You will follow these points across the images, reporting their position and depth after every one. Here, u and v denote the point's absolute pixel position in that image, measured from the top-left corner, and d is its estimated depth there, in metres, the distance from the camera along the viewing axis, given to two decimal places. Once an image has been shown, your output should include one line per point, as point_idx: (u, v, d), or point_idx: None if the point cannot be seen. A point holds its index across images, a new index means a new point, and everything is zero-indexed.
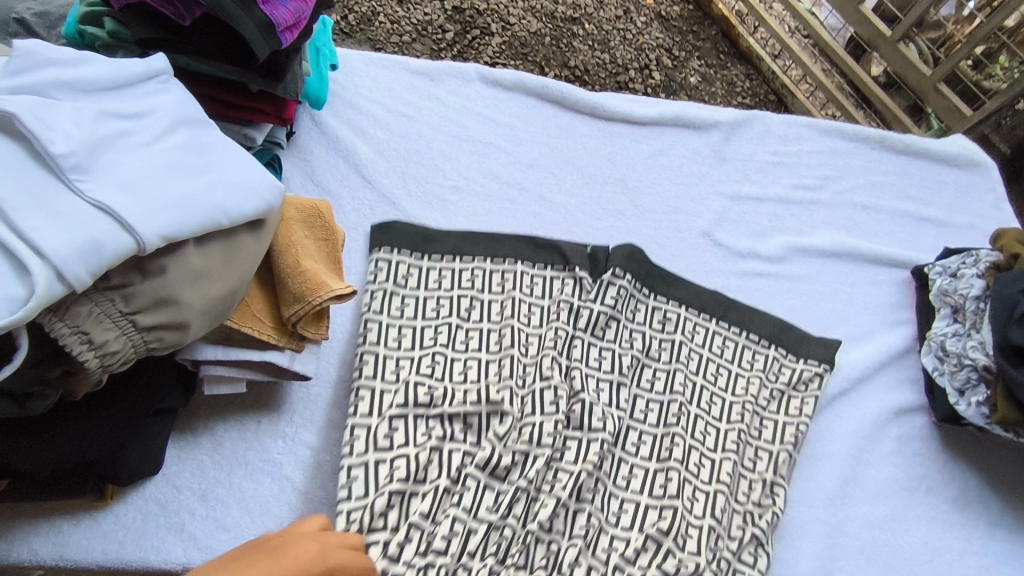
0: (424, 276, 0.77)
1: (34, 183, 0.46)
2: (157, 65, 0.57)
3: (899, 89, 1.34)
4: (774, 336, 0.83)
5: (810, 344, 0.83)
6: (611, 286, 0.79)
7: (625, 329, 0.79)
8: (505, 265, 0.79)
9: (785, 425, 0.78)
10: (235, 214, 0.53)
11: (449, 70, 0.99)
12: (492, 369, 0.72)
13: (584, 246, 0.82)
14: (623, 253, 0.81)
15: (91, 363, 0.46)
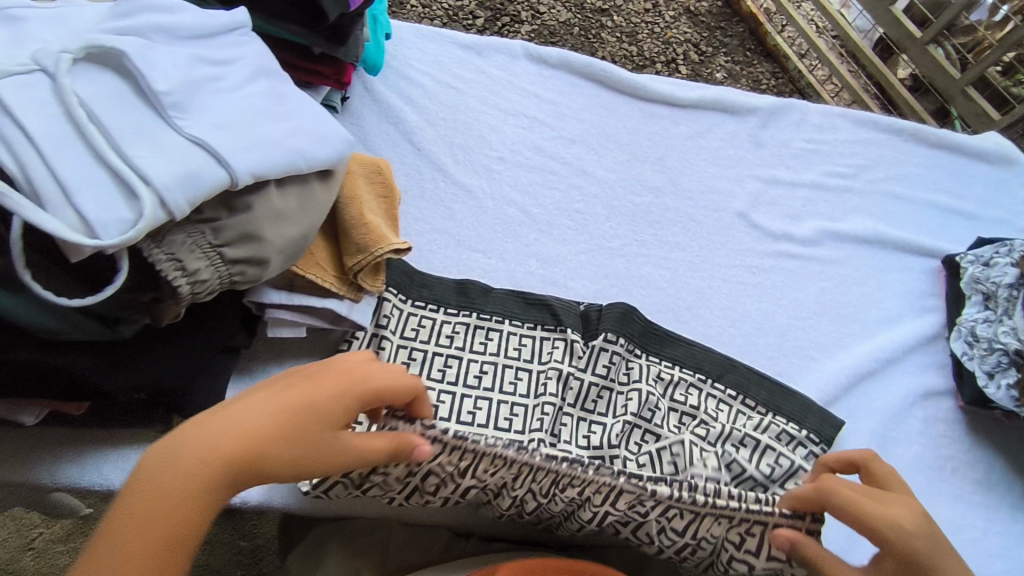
0: (403, 320, 0.74)
1: (139, 117, 0.49)
2: (241, 19, 0.59)
3: (925, 93, 1.35)
4: (772, 402, 0.77)
5: (811, 416, 0.77)
6: (602, 353, 0.75)
7: (619, 398, 0.74)
8: (492, 322, 0.76)
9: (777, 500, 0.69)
10: (312, 159, 0.55)
11: (496, 45, 1.01)
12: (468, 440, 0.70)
13: (577, 303, 0.79)
14: (615, 313, 0.77)
15: (183, 289, 0.49)
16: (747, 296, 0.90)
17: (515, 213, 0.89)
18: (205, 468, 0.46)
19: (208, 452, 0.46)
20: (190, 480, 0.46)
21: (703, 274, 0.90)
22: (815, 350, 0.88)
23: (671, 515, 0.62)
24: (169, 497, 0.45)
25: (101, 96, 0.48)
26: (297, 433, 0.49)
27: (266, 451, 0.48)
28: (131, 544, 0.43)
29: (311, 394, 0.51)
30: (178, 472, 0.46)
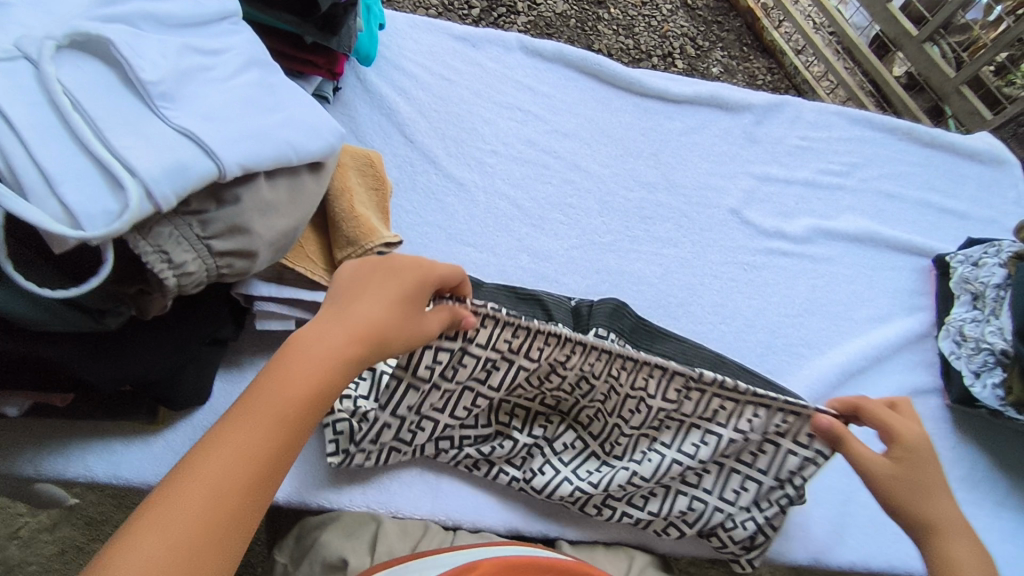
0: None
1: (126, 107, 0.48)
2: (230, 7, 0.59)
3: (920, 91, 1.34)
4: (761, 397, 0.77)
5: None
6: None
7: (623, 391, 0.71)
8: None
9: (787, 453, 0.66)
10: (302, 152, 0.56)
11: (491, 37, 1.01)
12: (504, 412, 0.72)
13: (567, 300, 0.79)
14: (606, 309, 0.78)
15: (170, 282, 0.49)
16: (738, 293, 0.90)
17: (507, 207, 0.89)
18: (329, 345, 0.48)
19: (334, 336, 0.49)
20: (318, 357, 0.47)
21: (695, 271, 0.90)
22: (805, 348, 0.88)
23: (719, 412, 0.66)
24: (303, 372, 0.46)
25: (85, 85, 0.47)
26: (392, 314, 0.52)
27: (374, 331, 0.51)
28: (270, 413, 0.44)
29: (392, 283, 0.53)
30: (308, 354, 0.47)
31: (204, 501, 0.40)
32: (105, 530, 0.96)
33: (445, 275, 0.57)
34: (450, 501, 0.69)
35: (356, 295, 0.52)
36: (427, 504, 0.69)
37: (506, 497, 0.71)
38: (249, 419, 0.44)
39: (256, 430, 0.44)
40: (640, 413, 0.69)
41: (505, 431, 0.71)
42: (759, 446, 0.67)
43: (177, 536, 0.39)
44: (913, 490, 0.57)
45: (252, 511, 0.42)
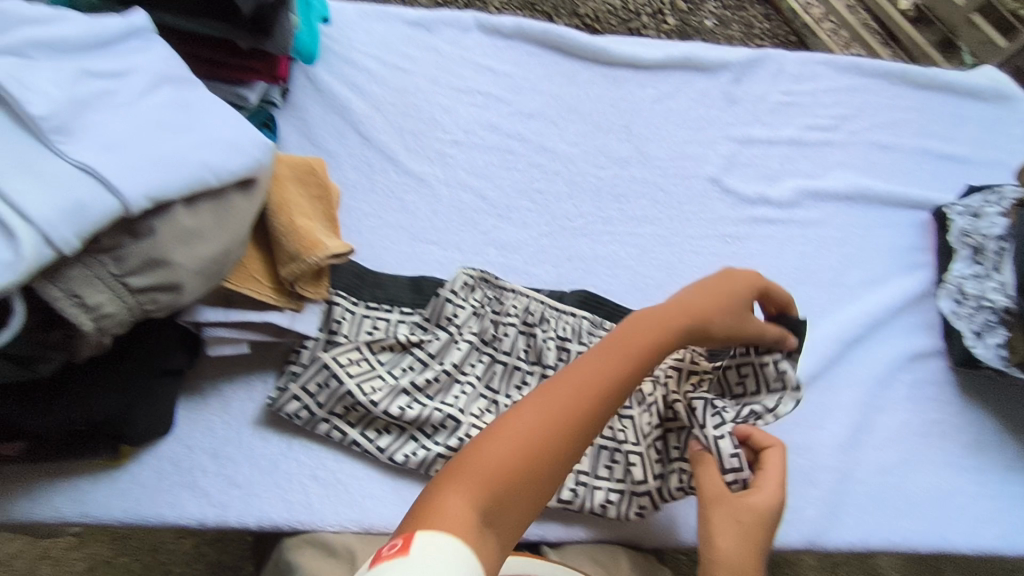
0: (357, 323, 0.72)
1: (17, 146, 0.46)
2: (139, 23, 0.57)
3: (929, 24, 1.28)
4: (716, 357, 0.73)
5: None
6: (555, 328, 0.74)
7: (557, 350, 0.73)
8: (452, 314, 0.73)
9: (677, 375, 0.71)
10: (223, 172, 0.53)
11: (446, 19, 0.96)
12: (481, 405, 0.70)
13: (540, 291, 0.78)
14: (577, 296, 0.77)
15: (86, 326, 0.47)
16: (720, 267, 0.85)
17: (470, 199, 0.85)
18: (706, 300, 0.59)
19: (681, 315, 0.56)
20: (665, 316, 0.56)
21: (672, 249, 0.86)
22: None
23: None
24: (642, 337, 0.53)
25: None
26: (720, 311, 0.59)
27: (715, 311, 0.59)
28: (613, 367, 0.50)
29: (752, 297, 0.64)
30: (675, 306, 0.57)
31: (565, 412, 0.46)
32: (132, 541, 0.92)
33: (741, 278, 0.64)
34: None
35: (737, 280, 0.63)
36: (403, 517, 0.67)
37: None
38: (593, 364, 0.50)
39: (614, 356, 0.51)
40: (565, 364, 0.72)
41: (474, 423, 0.68)
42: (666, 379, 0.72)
43: (548, 424, 0.45)
44: (738, 537, 0.55)
45: (599, 416, 0.48)
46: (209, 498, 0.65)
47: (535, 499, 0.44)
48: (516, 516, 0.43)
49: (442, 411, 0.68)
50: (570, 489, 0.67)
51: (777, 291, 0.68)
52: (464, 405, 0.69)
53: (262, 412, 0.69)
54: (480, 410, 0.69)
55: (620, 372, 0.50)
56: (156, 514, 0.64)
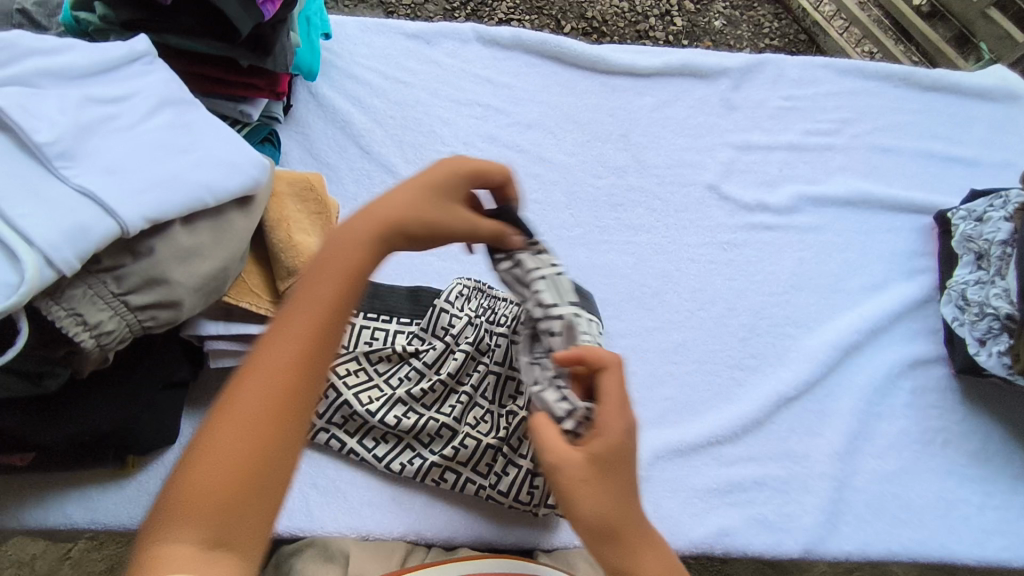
0: (355, 334, 0.73)
1: (23, 172, 0.48)
2: (140, 48, 0.58)
3: (943, 19, 1.25)
4: None
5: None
6: None
7: None
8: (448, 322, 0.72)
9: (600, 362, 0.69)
10: (220, 192, 0.55)
11: (445, 31, 0.97)
12: (476, 416, 0.70)
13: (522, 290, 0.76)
14: None
15: (87, 343, 0.49)
16: (718, 275, 0.85)
17: None
18: (399, 204, 0.50)
19: (353, 241, 0.48)
20: (352, 250, 0.48)
21: (670, 257, 0.86)
22: (793, 326, 0.83)
23: None
24: (336, 287, 0.46)
25: None
26: (409, 204, 0.50)
27: (399, 215, 0.50)
28: (296, 338, 0.43)
29: (465, 185, 0.52)
30: (342, 241, 0.48)
31: (256, 411, 0.41)
32: None
33: (439, 175, 0.51)
34: (423, 520, 0.69)
35: (423, 174, 0.52)
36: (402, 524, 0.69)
37: (475, 507, 0.71)
38: (281, 342, 0.43)
39: (299, 318, 0.44)
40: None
41: (467, 434, 0.69)
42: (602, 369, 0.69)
43: (251, 430, 0.40)
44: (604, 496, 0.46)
45: (308, 394, 0.43)
46: None
47: (266, 511, 0.41)
48: (244, 536, 0.40)
49: (435, 421, 0.70)
50: None
51: (468, 159, 0.54)
52: (458, 415, 0.70)
53: None
54: (474, 420, 0.70)
55: (302, 336, 0.44)
56: None
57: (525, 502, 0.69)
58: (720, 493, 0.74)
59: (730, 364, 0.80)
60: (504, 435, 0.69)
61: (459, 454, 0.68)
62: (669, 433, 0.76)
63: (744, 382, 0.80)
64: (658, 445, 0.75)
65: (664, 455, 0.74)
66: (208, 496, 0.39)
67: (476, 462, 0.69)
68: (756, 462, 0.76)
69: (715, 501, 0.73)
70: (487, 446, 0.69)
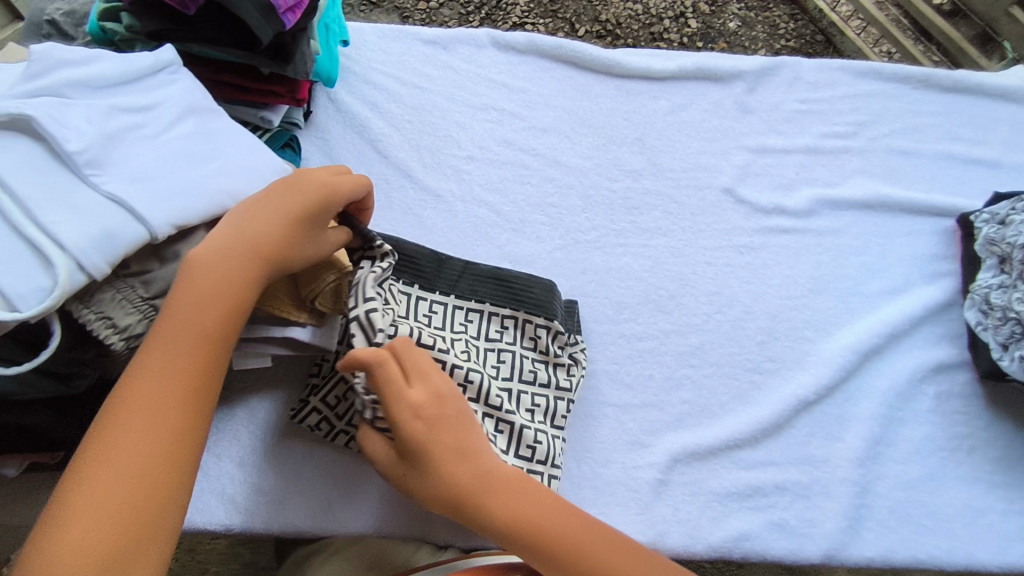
0: None
1: (54, 180, 0.49)
2: (165, 58, 0.60)
3: (965, 17, 1.21)
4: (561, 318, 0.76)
5: (574, 322, 0.78)
6: (488, 325, 0.74)
7: (490, 351, 0.73)
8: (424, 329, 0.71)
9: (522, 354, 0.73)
10: (243, 198, 0.56)
11: (461, 37, 0.98)
12: None
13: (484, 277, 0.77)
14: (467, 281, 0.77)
15: (117, 345, 0.50)
16: (736, 278, 0.85)
17: (486, 214, 0.87)
18: (277, 232, 0.54)
19: (231, 271, 0.52)
20: (222, 273, 0.51)
21: (687, 260, 0.86)
22: (811, 330, 0.83)
23: (529, 337, 0.74)
24: (199, 311, 0.50)
25: (14, 165, 0.49)
26: (284, 233, 0.54)
27: (278, 244, 0.54)
28: (166, 368, 0.49)
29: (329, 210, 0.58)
30: (210, 257, 0.52)
31: (148, 442, 0.47)
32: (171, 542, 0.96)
33: (292, 199, 0.56)
34: (443, 523, 0.70)
35: (268, 200, 0.55)
36: (418, 528, 0.69)
37: None
38: (153, 373, 0.49)
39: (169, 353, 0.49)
40: (507, 365, 0.72)
41: None
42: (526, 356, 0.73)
43: (149, 459, 0.46)
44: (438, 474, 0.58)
45: (195, 422, 0.49)
46: (237, 506, 0.68)
47: (167, 524, 0.47)
48: (150, 549, 0.45)
49: None
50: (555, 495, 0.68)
51: (318, 177, 0.58)
52: None
53: (286, 423, 0.72)
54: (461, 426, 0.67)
55: (185, 369, 0.49)
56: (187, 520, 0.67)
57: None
58: (738, 497, 0.74)
59: (747, 367, 0.80)
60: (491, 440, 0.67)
61: None
62: (687, 437, 0.76)
63: (761, 387, 0.79)
64: (676, 449, 0.75)
65: (682, 459, 0.74)
66: (110, 514, 0.44)
67: None
68: (776, 467, 0.75)
69: (734, 505, 0.73)
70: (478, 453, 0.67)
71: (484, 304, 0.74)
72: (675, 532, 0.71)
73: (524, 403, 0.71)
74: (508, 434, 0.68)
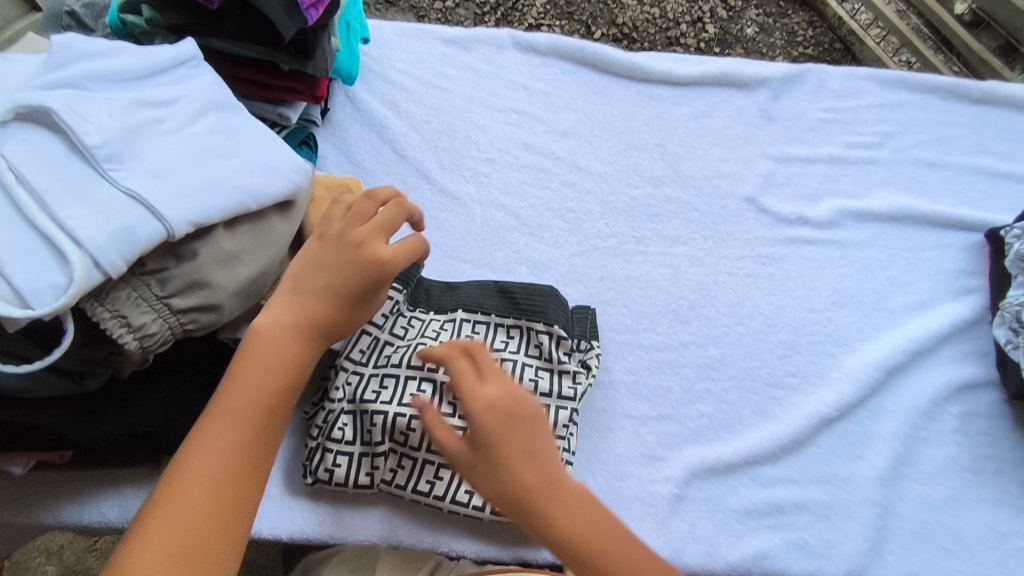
0: (376, 348, 0.70)
1: (72, 174, 0.48)
2: (187, 52, 0.59)
3: (987, 27, 1.18)
4: (570, 326, 0.74)
5: (588, 326, 0.75)
6: (490, 332, 0.72)
7: (489, 361, 0.70)
8: (417, 339, 0.70)
9: (525, 364, 0.70)
10: (261, 196, 0.54)
11: (482, 37, 0.97)
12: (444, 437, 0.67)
13: (492, 283, 0.76)
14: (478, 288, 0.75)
15: (131, 345, 0.49)
16: (757, 289, 0.83)
17: (504, 218, 0.85)
18: (330, 303, 0.55)
19: (290, 343, 0.53)
20: (283, 344, 0.53)
21: (707, 270, 0.84)
22: (834, 345, 0.81)
23: (534, 346, 0.72)
24: (260, 380, 0.51)
25: (32, 157, 0.48)
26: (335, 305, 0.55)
27: (329, 316, 0.55)
28: (225, 435, 0.48)
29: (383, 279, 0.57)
30: (272, 329, 0.53)
31: (199, 510, 0.46)
32: None
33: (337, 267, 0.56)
34: (454, 533, 0.68)
35: (322, 266, 0.56)
36: (429, 534, 0.68)
37: (492, 527, 0.69)
38: (213, 437, 0.48)
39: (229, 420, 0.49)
40: (508, 374, 0.70)
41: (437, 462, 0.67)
42: (529, 366, 0.71)
43: (201, 527, 0.45)
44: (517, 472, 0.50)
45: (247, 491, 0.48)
46: None
47: None
48: None
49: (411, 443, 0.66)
50: None
51: (376, 245, 0.57)
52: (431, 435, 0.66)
53: (298, 424, 0.71)
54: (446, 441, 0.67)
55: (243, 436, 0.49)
56: None
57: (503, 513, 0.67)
58: (757, 515, 0.72)
59: (768, 382, 0.79)
60: None
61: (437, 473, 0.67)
62: (705, 451, 0.74)
63: (782, 402, 0.78)
64: (694, 463, 0.73)
65: (700, 474, 0.73)
66: None
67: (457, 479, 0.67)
68: (796, 484, 0.73)
69: (753, 523, 0.72)
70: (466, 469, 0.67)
71: (490, 315, 0.73)
72: (692, 549, 0.70)
73: None
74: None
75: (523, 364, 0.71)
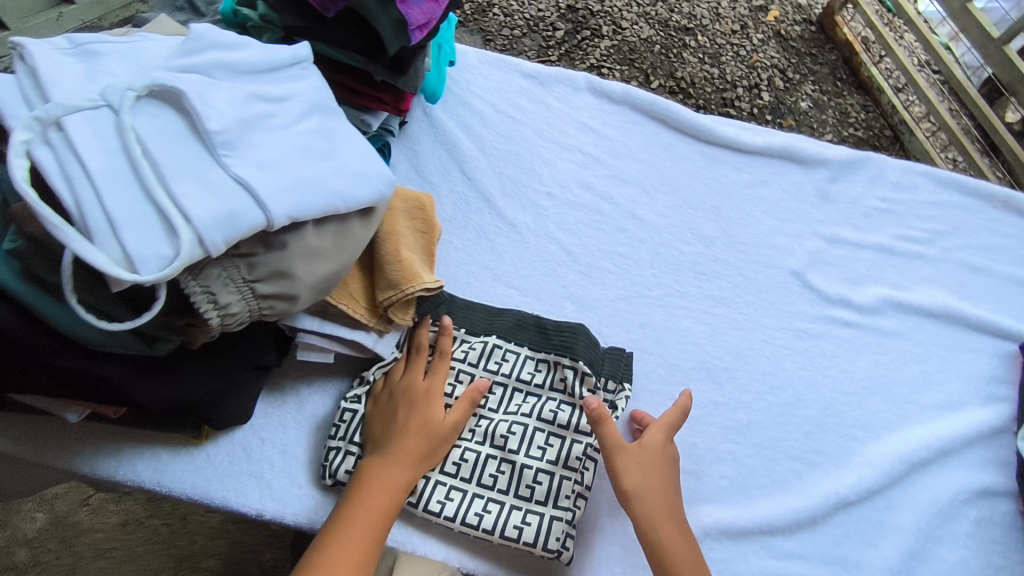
0: None
1: (189, 154, 0.51)
2: (302, 54, 0.63)
3: None
4: (596, 363, 0.75)
5: (620, 367, 0.76)
6: (522, 363, 0.75)
7: (514, 390, 0.74)
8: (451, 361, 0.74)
9: (547, 399, 0.73)
10: (351, 201, 0.57)
11: (560, 76, 1.01)
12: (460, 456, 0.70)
13: (527, 316, 0.78)
14: (512, 320, 0.77)
15: (213, 320, 0.52)
16: (791, 362, 0.85)
17: (557, 251, 0.88)
18: (414, 436, 0.66)
19: (396, 473, 0.64)
20: (388, 477, 0.64)
21: (745, 334, 0.86)
22: (860, 430, 0.82)
23: (557, 380, 0.74)
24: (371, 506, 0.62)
25: (157, 134, 0.51)
26: (424, 439, 0.66)
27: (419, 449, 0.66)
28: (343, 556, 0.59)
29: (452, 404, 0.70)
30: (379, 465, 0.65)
31: None
32: (165, 507, 1.02)
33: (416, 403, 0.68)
34: (464, 550, 0.70)
35: (395, 418, 0.67)
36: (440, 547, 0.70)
37: (499, 553, 0.70)
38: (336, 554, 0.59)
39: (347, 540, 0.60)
40: (527, 404, 0.73)
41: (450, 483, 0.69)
42: (549, 399, 0.73)
43: None
44: (644, 478, 0.68)
45: None
46: (273, 494, 0.68)
47: None
48: None
49: None
50: (558, 539, 0.67)
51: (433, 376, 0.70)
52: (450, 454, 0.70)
53: (329, 419, 0.72)
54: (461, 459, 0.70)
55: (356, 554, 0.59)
56: (223, 496, 0.68)
57: (511, 538, 0.67)
58: None
59: (791, 455, 0.80)
60: (490, 481, 0.69)
61: (449, 491, 0.69)
62: (721, 512, 0.75)
63: (802, 476, 0.79)
64: (709, 523, 0.74)
65: (713, 534, 0.74)
66: None
67: (467, 498, 0.69)
68: (806, 561, 0.74)
69: None
70: (476, 492, 0.69)
71: (522, 346, 0.75)
72: None
73: (536, 443, 0.71)
74: (510, 474, 0.70)
75: (546, 398, 0.73)
